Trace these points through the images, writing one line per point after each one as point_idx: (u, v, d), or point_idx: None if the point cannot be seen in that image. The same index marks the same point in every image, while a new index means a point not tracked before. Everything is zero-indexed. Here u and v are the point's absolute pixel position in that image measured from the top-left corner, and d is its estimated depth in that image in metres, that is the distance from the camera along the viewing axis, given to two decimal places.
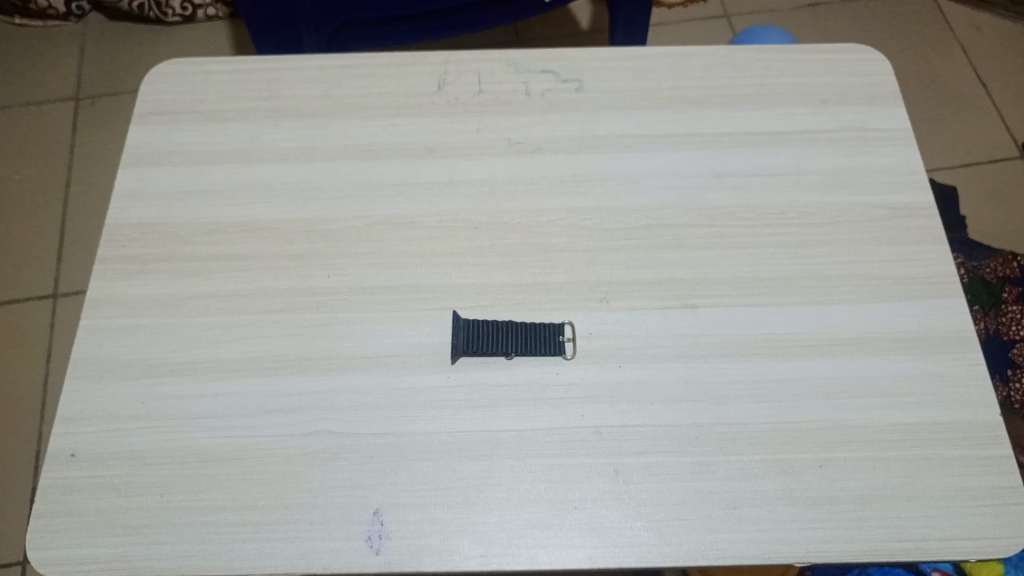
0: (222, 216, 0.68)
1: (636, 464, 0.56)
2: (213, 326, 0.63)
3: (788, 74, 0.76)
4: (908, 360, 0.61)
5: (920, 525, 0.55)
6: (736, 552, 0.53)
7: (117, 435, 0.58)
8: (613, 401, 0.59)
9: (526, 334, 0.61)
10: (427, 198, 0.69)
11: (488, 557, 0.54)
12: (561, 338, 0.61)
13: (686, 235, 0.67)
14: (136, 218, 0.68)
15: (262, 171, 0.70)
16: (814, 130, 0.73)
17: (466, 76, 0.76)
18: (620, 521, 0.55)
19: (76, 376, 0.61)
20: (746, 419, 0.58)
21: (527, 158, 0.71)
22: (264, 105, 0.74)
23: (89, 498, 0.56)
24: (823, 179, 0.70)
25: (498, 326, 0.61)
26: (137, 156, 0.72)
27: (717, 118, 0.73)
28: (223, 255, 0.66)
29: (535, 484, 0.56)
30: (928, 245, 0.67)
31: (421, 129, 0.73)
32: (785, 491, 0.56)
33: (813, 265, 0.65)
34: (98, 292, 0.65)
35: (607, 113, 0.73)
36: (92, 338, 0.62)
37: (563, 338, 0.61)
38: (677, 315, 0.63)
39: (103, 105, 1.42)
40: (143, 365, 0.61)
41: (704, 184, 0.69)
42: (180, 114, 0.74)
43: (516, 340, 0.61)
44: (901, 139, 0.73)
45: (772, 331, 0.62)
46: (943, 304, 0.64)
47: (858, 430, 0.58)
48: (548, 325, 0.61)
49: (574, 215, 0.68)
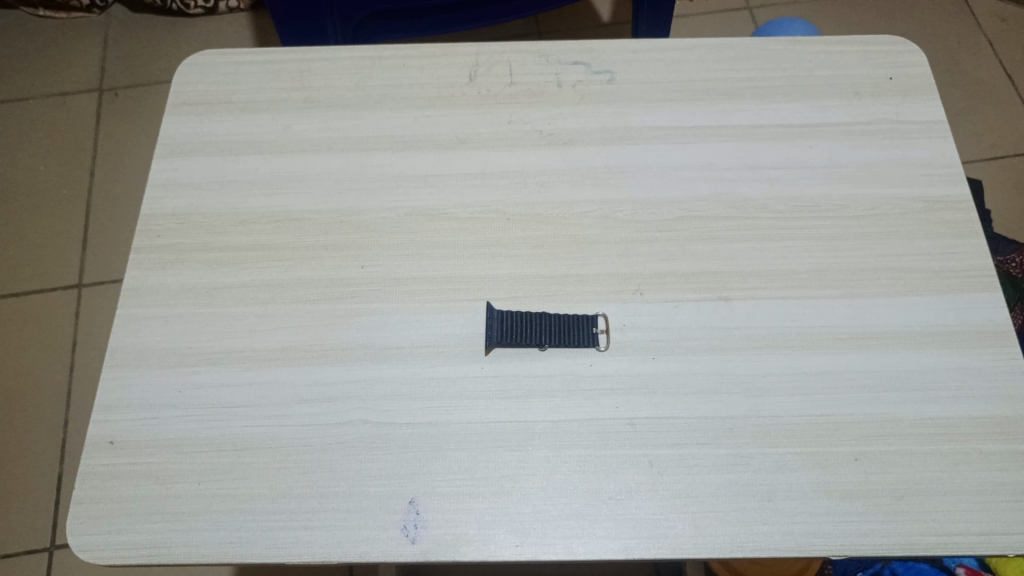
0: (255, 207, 0.68)
1: (671, 455, 0.57)
2: (247, 316, 0.63)
3: (821, 65, 0.76)
4: (944, 354, 0.60)
5: (956, 519, 0.54)
6: (772, 545, 0.53)
7: (155, 423, 0.59)
8: (647, 392, 0.59)
9: (561, 326, 0.61)
10: (459, 189, 0.69)
11: (523, 547, 0.54)
12: (595, 329, 0.61)
13: (718, 227, 0.67)
14: (170, 208, 0.69)
15: (295, 161, 0.71)
16: (848, 122, 0.72)
17: (497, 67, 0.76)
18: (654, 513, 0.55)
19: (113, 364, 0.61)
20: (781, 413, 0.58)
21: (559, 150, 0.71)
22: (296, 96, 0.75)
23: (128, 485, 0.57)
24: (856, 172, 0.69)
25: (529, 317, 0.61)
26: (170, 146, 0.72)
27: (749, 110, 0.73)
28: (257, 246, 0.67)
29: (570, 475, 0.56)
30: (962, 238, 0.66)
31: (453, 121, 0.73)
32: (820, 484, 0.55)
33: (847, 258, 0.65)
34: (134, 281, 0.65)
35: (639, 105, 0.73)
36: (128, 327, 0.63)
37: (596, 330, 0.61)
38: (711, 307, 0.63)
39: (127, 97, 1.43)
40: (179, 354, 0.62)
41: (737, 177, 0.69)
42: (212, 105, 0.74)
43: (550, 331, 0.61)
44: (936, 131, 0.72)
45: (806, 324, 0.62)
46: (979, 298, 0.63)
47: (894, 424, 0.58)
48: (582, 317, 0.61)
49: (606, 207, 0.68)
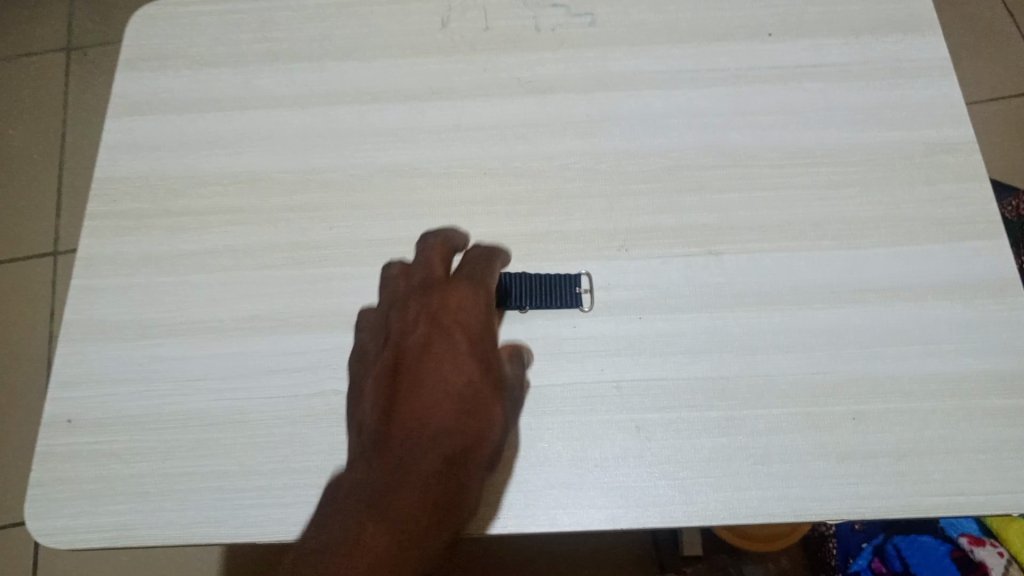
0: (217, 168, 0.64)
1: (659, 419, 0.54)
2: (211, 283, 0.60)
3: (817, 3, 0.71)
4: (947, 306, 0.57)
5: (959, 479, 0.52)
6: (766, 510, 0.51)
7: (117, 399, 0.56)
8: (634, 354, 0.56)
9: (542, 287, 0.58)
10: (433, 143, 0.65)
11: (505, 519, 0.51)
12: (577, 290, 0.58)
13: (708, 176, 0.63)
14: (126, 170, 0.65)
15: (258, 118, 0.66)
16: (845, 62, 0.68)
17: (471, 12, 0.71)
18: (642, 480, 0.52)
19: (71, 339, 0.58)
20: (775, 372, 0.55)
21: (537, 99, 0.67)
22: (257, 48, 0.70)
23: (89, 465, 0.54)
24: (854, 115, 0.65)
25: (505, 283, 0.57)
26: (125, 105, 0.68)
27: (739, 51, 0.69)
28: (220, 209, 0.63)
29: (554, 442, 0.53)
30: (966, 182, 0.62)
31: (425, 71, 0.68)
32: (816, 445, 0.53)
33: (844, 207, 0.62)
34: (89, 249, 0.62)
35: (623, 49, 0.69)
36: (85, 299, 0.60)
37: (579, 290, 0.58)
38: (701, 263, 0.59)
39: (95, 56, 1.37)
40: (140, 326, 0.58)
41: (728, 123, 0.65)
42: (169, 60, 0.70)
43: (530, 292, 0.57)
44: (937, 70, 0.68)
45: (801, 278, 0.59)
46: (984, 245, 0.60)
47: (894, 381, 0.55)
48: (563, 278, 0.58)
49: (589, 159, 0.64)
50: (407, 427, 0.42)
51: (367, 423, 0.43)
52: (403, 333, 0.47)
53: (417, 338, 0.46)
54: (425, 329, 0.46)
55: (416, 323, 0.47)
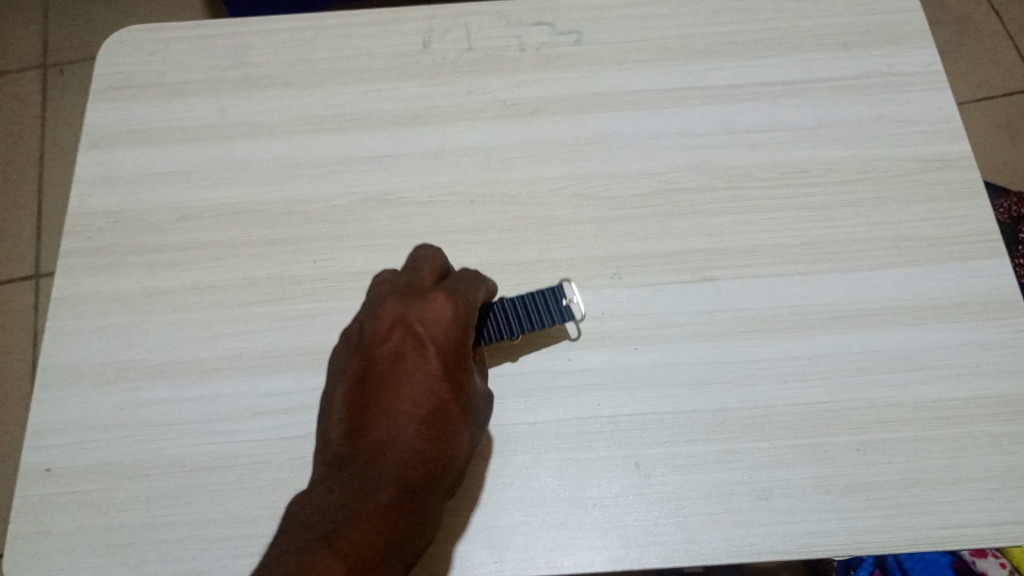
0: (195, 200, 0.62)
1: (658, 455, 0.52)
2: (191, 322, 0.58)
3: (807, 15, 0.69)
4: (948, 328, 0.56)
5: (966, 509, 0.51)
6: (770, 547, 0.50)
7: (96, 447, 0.54)
8: (630, 387, 0.54)
9: (526, 308, 0.54)
10: (417, 170, 0.63)
11: (502, 563, 0.50)
12: (562, 301, 0.54)
13: (701, 198, 0.61)
14: (101, 205, 0.63)
15: (236, 148, 0.64)
16: (837, 77, 0.66)
17: (454, 31, 0.69)
18: (641, 519, 0.51)
19: (47, 384, 0.56)
20: (775, 402, 0.54)
21: (524, 121, 0.65)
22: (234, 74, 0.68)
23: (68, 517, 0.52)
24: (848, 131, 0.64)
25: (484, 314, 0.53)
26: (98, 136, 0.66)
27: (729, 67, 0.67)
28: (198, 243, 0.61)
29: (551, 482, 0.52)
30: (964, 199, 0.61)
31: (408, 94, 0.66)
32: (819, 478, 0.52)
33: (841, 227, 0.60)
34: (64, 289, 0.60)
35: (610, 67, 0.67)
36: (61, 341, 0.58)
37: (563, 301, 0.55)
38: (696, 289, 0.58)
39: (71, 73, 1.34)
40: (118, 368, 0.56)
41: (719, 142, 0.64)
42: (142, 88, 0.68)
43: (516, 318, 0.53)
44: (931, 82, 0.66)
45: (799, 302, 0.57)
46: (984, 264, 0.58)
47: (896, 408, 0.53)
48: (543, 291, 0.54)
49: (578, 182, 0.62)
50: (371, 455, 0.43)
51: (332, 432, 0.45)
52: (374, 341, 0.46)
53: (385, 356, 0.45)
54: (398, 339, 0.45)
55: (387, 337, 0.46)
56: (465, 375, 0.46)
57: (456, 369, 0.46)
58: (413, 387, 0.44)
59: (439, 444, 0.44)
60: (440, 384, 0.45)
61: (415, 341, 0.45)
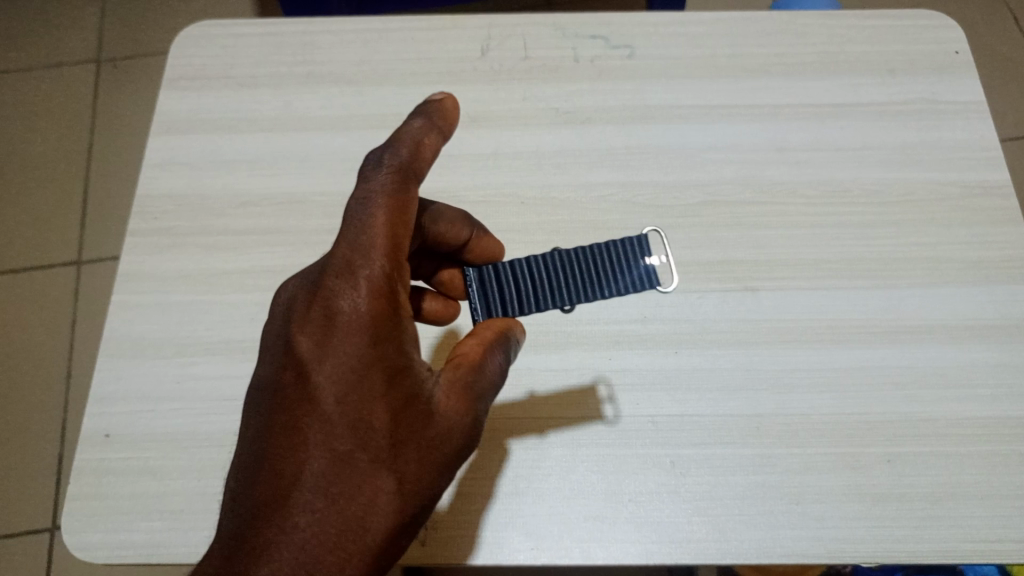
0: (256, 188, 0.65)
1: (694, 455, 0.54)
2: (249, 304, 0.60)
3: (855, 41, 0.71)
4: (983, 350, 0.57)
5: (995, 525, 0.52)
6: (800, 550, 0.51)
7: (153, 416, 0.56)
8: (670, 388, 0.56)
9: (594, 271, 0.49)
10: (471, 170, 0.65)
11: (537, 550, 0.51)
12: (640, 264, 0.49)
13: (744, 212, 0.63)
14: (166, 189, 0.65)
15: (298, 141, 0.67)
16: (882, 102, 0.68)
17: (511, 41, 0.72)
18: (675, 516, 0.52)
19: (108, 354, 0.59)
20: (810, 410, 0.55)
21: (575, 129, 0.67)
22: (299, 71, 0.71)
23: (124, 481, 0.54)
24: (890, 154, 0.66)
25: (544, 271, 0.49)
26: (167, 123, 0.68)
27: (777, 87, 0.69)
28: (258, 229, 0.63)
29: (588, 475, 0.53)
30: (1002, 225, 0.63)
31: (464, 98, 0.69)
32: (851, 486, 0.53)
33: (880, 246, 0.62)
34: (129, 266, 0.62)
35: (661, 82, 0.69)
36: (123, 315, 0.60)
37: (642, 264, 0.49)
38: (737, 298, 0.59)
39: (125, 67, 1.38)
40: (177, 343, 0.59)
41: (765, 159, 0.65)
42: (211, 80, 0.70)
43: (580, 282, 0.49)
44: (973, 112, 0.68)
45: (838, 316, 0.59)
46: (1020, 290, 0.60)
47: (930, 423, 0.55)
48: (621, 252, 0.49)
49: (626, 190, 0.64)
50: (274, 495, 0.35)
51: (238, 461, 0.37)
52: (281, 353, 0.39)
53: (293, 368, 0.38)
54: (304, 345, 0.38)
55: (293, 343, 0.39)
56: (365, 397, 0.37)
57: (348, 393, 0.37)
58: (295, 428, 0.37)
59: (340, 488, 0.35)
60: (344, 390, 0.37)
61: (311, 350, 0.38)
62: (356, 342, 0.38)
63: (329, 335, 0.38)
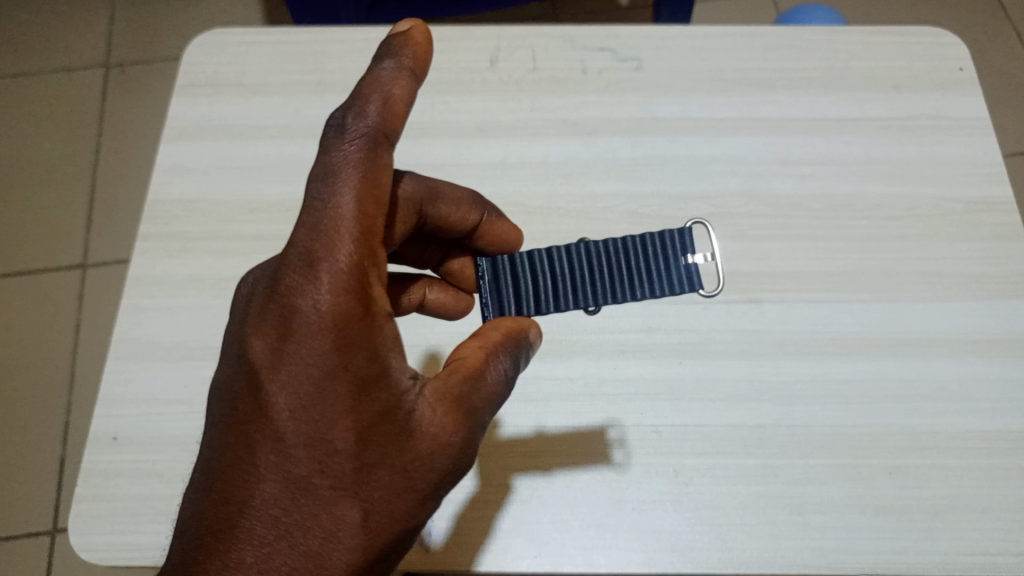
0: (266, 195, 0.66)
1: (697, 465, 0.54)
2: None
3: (860, 57, 0.72)
4: (985, 364, 0.58)
5: (995, 538, 0.52)
6: (801, 561, 0.51)
7: (160, 419, 0.57)
8: (674, 398, 0.56)
9: (630, 270, 0.54)
10: (479, 180, 0.66)
11: (540, 557, 0.52)
12: (680, 264, 0.54)
13: (749, 224, 0.64)
14: (177, 194, 0.66)
15: (308, 148, 0.68)
16: (886, 117, 0.69)
17: (520, 51, 0.72)
18: (678, 524, 0.53)
19: (118, 357, 0.59)
20: (813, 422, 0.56)
21: (583, 140, 0.68)
22: (309, 79, 0.71)
23: (132, 483, 0.55)
24: (894, 169, 0.66)
25: (580, 267, 0.55)
26: (178, 130, 0.69)
27: (782, 101, 0.70)
28: (267, 235, 0.64)
29: (591, 483, 0.54)
30: (1004, 241, 0.63)
31: (473, 107, 0.69)
32: (853, 498, 0.53)
33: (884, 260, 0.62)
34: (139, 270, 0.63)
35: (668, 94, 0.70)
36: (132, 318, 0.61)
37: (682, 262, 0.54)
38: (742, 309, 0.60)
39: (133, 73, 1.39)
40: (186, 348, 0.59)
41: (770, 172, 0.66)
42: (222, 87, 0.71)
43: (613, 280, 0.54)
44: (977, 128, 0.69)
45: (841, 329, 0.59)
46: (1021, 305, 0.60)
47: (932, 436, 0.55)
48: (661, 250, 0.55)
49: (632, 201, 0.65)
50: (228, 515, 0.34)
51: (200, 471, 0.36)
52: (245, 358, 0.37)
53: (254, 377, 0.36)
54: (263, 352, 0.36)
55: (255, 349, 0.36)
56: (329, 415, 0.35)
57: (308, 409, 0.35)
58: (250, 446, 0.35)
59: (295, 516, 0.34)
60: (305, 406, 0.35)
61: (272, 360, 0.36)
62: (318, 352, 0.35)
63: (288, 341, 0.35)
